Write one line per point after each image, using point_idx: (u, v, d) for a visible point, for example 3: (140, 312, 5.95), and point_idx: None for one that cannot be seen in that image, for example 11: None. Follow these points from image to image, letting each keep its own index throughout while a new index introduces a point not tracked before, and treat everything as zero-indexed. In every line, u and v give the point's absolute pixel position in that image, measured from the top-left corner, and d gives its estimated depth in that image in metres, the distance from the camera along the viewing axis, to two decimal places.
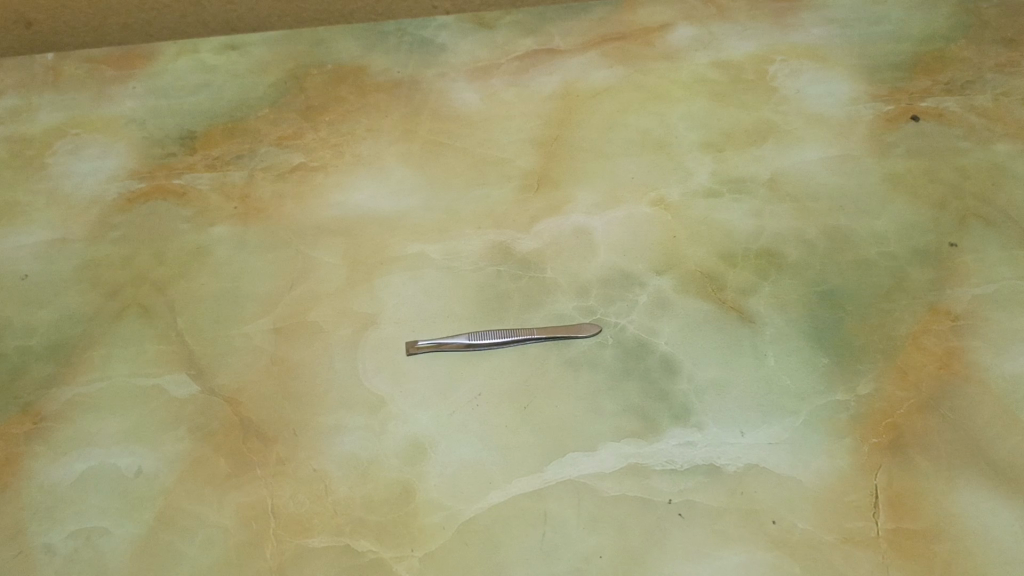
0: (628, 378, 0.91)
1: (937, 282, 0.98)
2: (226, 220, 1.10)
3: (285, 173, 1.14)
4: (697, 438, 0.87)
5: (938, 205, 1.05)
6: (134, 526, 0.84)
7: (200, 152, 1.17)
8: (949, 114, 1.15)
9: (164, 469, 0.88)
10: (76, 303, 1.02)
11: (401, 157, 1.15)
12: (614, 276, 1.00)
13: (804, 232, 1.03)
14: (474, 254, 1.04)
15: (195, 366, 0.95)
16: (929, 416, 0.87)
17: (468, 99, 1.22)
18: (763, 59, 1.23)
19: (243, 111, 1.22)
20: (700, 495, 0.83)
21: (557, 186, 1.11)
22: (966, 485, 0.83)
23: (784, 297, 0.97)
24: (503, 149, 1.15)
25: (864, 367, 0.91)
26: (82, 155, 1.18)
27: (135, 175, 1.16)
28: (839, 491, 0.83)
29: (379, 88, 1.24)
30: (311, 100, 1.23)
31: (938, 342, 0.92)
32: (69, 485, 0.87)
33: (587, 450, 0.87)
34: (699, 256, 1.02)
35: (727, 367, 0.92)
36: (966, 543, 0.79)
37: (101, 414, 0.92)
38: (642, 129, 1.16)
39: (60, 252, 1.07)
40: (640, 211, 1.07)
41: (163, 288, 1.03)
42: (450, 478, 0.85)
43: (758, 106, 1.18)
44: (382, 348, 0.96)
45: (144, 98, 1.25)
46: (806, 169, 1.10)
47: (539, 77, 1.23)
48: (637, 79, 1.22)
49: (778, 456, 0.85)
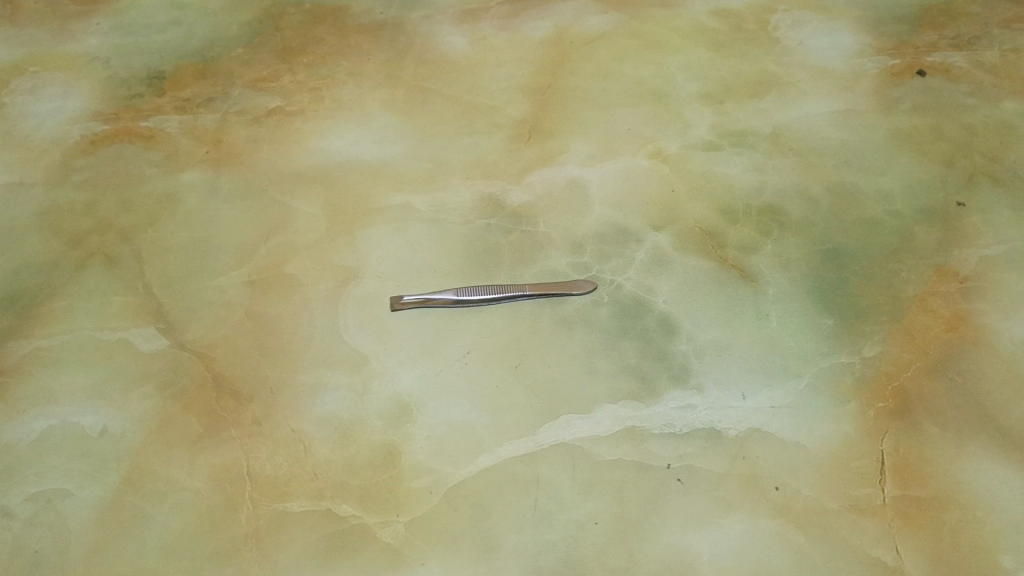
0: (625, 337, 0.87)
1: (944, 242, 0.94)
2: (197, 166, 1.03)
3: (261, 118, 1.08)
4: (697, 401, 0.83)
5: (944, 163, 1.01)
6: (99, 489, 0.79)
7: (169, 94, 1.11)
8: (957, 70, 1.10)
9: (131, 428, 0.82)
10: (36, 251, 0.95)
11: (384, 103, 1.09)
12: (609, 231, 0.96)
13: (808, 187, 0.99)
14: (462, 206, 0.98)
15: (164, 320, 0.89)
16: (936, 381, 0.84)
17: (455, 43, 1.16)
18: (764, 9, 1.19)
19: (216, 52, 1.16)
20: (701, 461, 0.79)
21: (549, 135, 1.05)
22: (975, 452, 0.79)
23: (787, 256, 0.93)
24: (493, 97, 1.09)
25: (870, 329, 0.87)
26: (42, 95, 1.11)
27: (99, 117, 1.09)
28: (845, 457, 0.79)
29: (360, 30, 1.18)
30: (288, 40, 1.17)
31: (945, 305, 0.89)
32: (28, 444, 0.81)
33: (582, 413, 0.82)
34: (698, 212, 0.97)
35: (728, 328, 0.88)
36: (976, 511, 0.76)
37: (64, 370, 0.86)
38: (639, 78, 1.11)
39: (18, 197, 1.00)
40: (637, 163, 1.02)
41: (129, 237, 0.97)
42: (438, 441, 0.81)
43: (759, 56, 1.13)
44: (365, 304, 0.90)
45: (109, 36, 1.18)
46: (809, 122, 1.05)
47: (530, 23, 1.18)
48: (633, 27, 1.17)
49: (781, 420, 0.81)
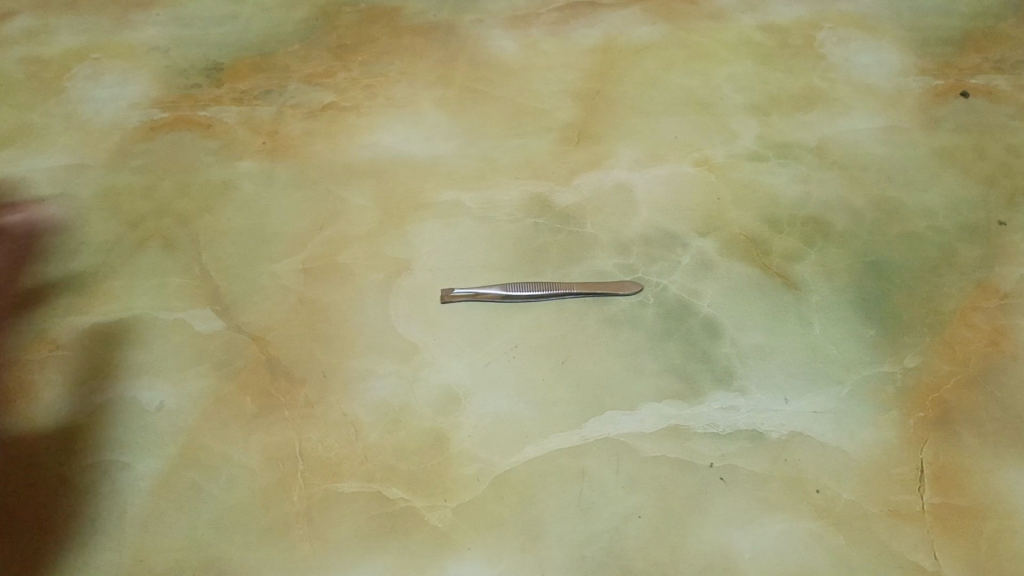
0: (670, 338, 0.89)
1: (986, 259, 0.95)
2: (253, 155, 1.06)
3: (315, 111, 1.11)
4: (740, 403, 0.84)
5: (986, 182, 1.02)
6: (155, 462, 0.81)
7: (226, 86, 1.14)
8: (1000, 92, 1.12)
9: (187, 405, 0.84)
10: (96, 231, 0.98)
11: (436, 102, 1.12)
12: (655, 235, 0.97)
13: (851, 201, 1.01)
14: (512, 205, 1.00)
15: (220, 303, 0.92)
16: (976, 394, 0.85)
17: (506, 47, 1.19)
18: (811, 26, 1.21)
19: (272, 46, 1.18)
20: (744, 461, 0.81)
21: (597, 140, 1.07)
22: (1014, 464, 0.80)
23: (830, 265, 0.95)
24: (542, 100, 1.12)
25: (911, 341, 0.89)
26: (103, 81, 1.14)
27: (158, 105, 1.12)
28: (885, 464, 0.80)
29: (413, 31, 1.21)
30: (343, 38, 1.20)
31: (986, 319, 0.90)
32: (87, 416, 0.84)
33: (627, 409, 0.84)
34: (743, 220, 0.99)
35: (772, 333, 0.89)
36: (1014, 521, 0.77)
37: (122, 346, 0.89)
38: (686, 87, 1.13)
39: (78, 179, 1.03)
40: (683, 170, 1.04)
41: (187, 221, 0.99)
42: (486, 431, 0.83)
43: (805, 71, 1.15)
44: (416, 295, 0.93)
45: (168, 27, 1.21)
46: (853, 138, 1.07)
47: (580, 30, 1.21)
48: (680, 38, 1.20)
49: (823, 425, 0.83)
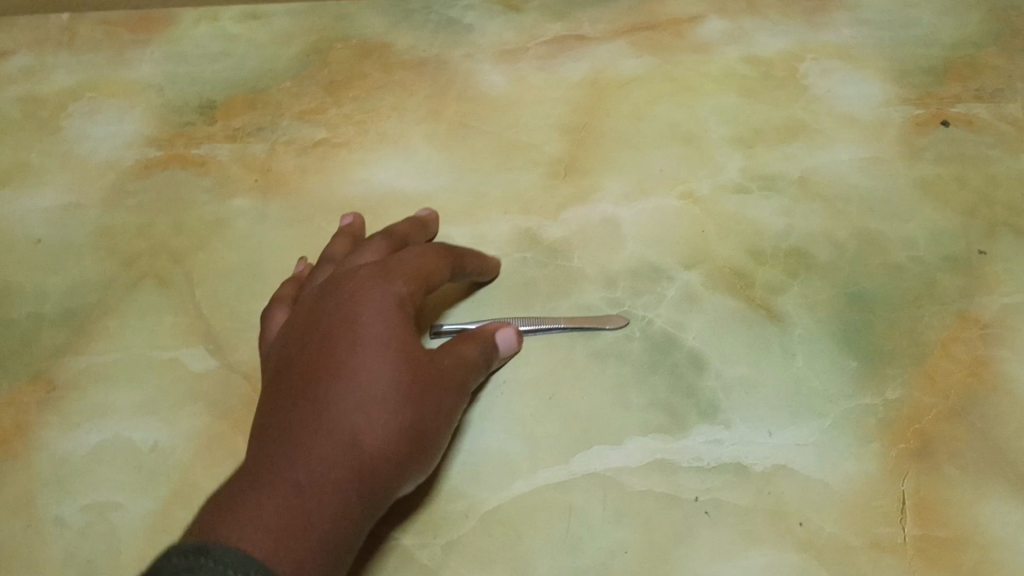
0: (655, 372, 0.90)
1: (966, 290, 0.97)
2: (246, 193, 1.08)
3: (307, 148, 1.12)
4: (725, 436, 0.86)
5: (966, 213, 1.04)
6: (149, 501, 0.82)
7: (220, 123, 1.15)
8: (980, 122, 1.14)
9: (181, 444, 0.86)
10: (91, 271, 1.00)
11: (426, 137, 1.14)
12: (641, 268, 0.99)
13: (834, 232, 1.03)
14: (500, 239, 1.02)
15: (213, 341, 0.93)
16: (957, 425, 0.86)
17: (495, 81, 1.21)
18: (795, 57, 1.23)
19: (265, 83, 1.21)
20: (728, 494, 0.82)
21: (584, 173, 1.09)
22: (994, 495, 0.82)
23: (814, 297, 0.96)
24: (530, 135, 1.14)
25: (893, 372, 0.90)
26: (99, 120, 1.16)
27: (153, 142, 1.13)
28: (867, 496, 0.82)
29: (403, 66, 1.23)
30: (334, 74, 1.22)
31: (967, 350, 0.92)
32: (82, 456, 0.85)
33: (613, 443, 0.85)
34: (727, 252, 1.01)
35: (756, 366, 0.91)
36: (994, 552, 0.78)
37: (117, 386, 0.90)
38: (672, 120, 1.15)
39: (74, 218, 1.05)
40: (669, 203, 1.05)
41: (181, 259, 1.01)
42: (474, 467, 0.84)
43: (789, 103, 1.17)
44: None
45: (162, 64, 1.24)
46: (836, 169, 1.09)
47: (568, 63, 1.22)
48: (666, 70, 1.21)
49: (806, 458, 0.84)
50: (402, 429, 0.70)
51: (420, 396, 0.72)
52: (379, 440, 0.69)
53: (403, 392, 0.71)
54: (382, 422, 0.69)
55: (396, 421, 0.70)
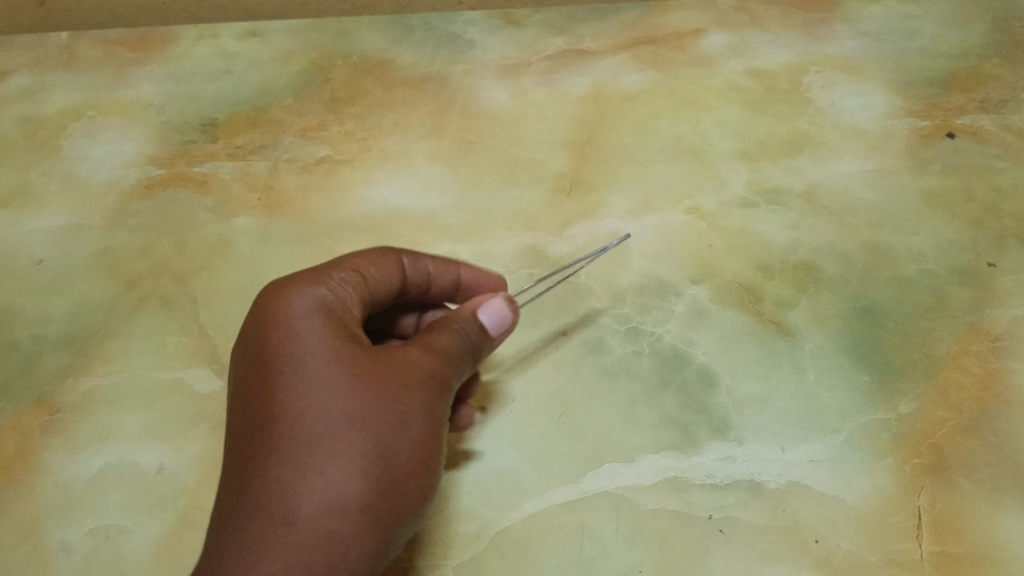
0: (666, 390, 0.90)
1: (976, 302, 0.96)
2: (249, 212, 1.07)
3: (311, 166, 1.12)
4: (737, 453, 0.85)
5: (974, 224, 1.04)
6: (156, 525, 0.81)
7: (222, 141, 1.15)
8: (985, 133, 1.14)
9: (187, 467, 0.85)
10: (94, 293, 0.99)
11: (430, 154, 1.13)
12: (649, 284, 0.98)
13: (841, 245, 1.02)
14: (505, 256, 1.02)
15: (218, 363, 0.92)
16: (971, 439, 0.86)
17: (497, 97, 1.20)
18: (798, 69, 1.23)
19: (266, 101, 1.20)
20: (743, 512, 0.81)
21: (589, 189, 1.09)
22: (1011, 510, 0.81)
23: (823, 311, 0.96)
24: (534, 150, 1.13)
25: (906, 386, 0.89)
26: (99, 140, 1.16)
27: (154, 162, 1.13)
28: (882, 513, 0.81)
29: (405, 82, 1.23)
30: (336, 91, 1.21)
31: (978, 363, 0.91)
32: (87, 480, 0.84)
33: (626, 462, 0.85)
34: (735, 267, 1.00)
35: (767, 382, 0.90)
36: (1012, 568, 0.78)
37: (121, 409, 0.89)
38: (676, 134, 1.15)
39: (76, 240, 1.04)
40: (675, 219, 1.05)
41: (184, 280, 1.00)
42: (484, 488, 0.83)
43: (793, 115, 1.17)
44: None
45: (163, 82, 1.23)
46: (842, 182, 1.09)
47: (570, 78, 1.22)
48: (669, 84, 1.21)
49: (820, 475, 0.83)
50: (352, 470, 0.66)
51: (363, 427, 0.67)
52: (324, 491, 0.65)
53: (340, 430, 0.66)
54: (325, 470, 0.65)
55: (341, 463, 0.65)
